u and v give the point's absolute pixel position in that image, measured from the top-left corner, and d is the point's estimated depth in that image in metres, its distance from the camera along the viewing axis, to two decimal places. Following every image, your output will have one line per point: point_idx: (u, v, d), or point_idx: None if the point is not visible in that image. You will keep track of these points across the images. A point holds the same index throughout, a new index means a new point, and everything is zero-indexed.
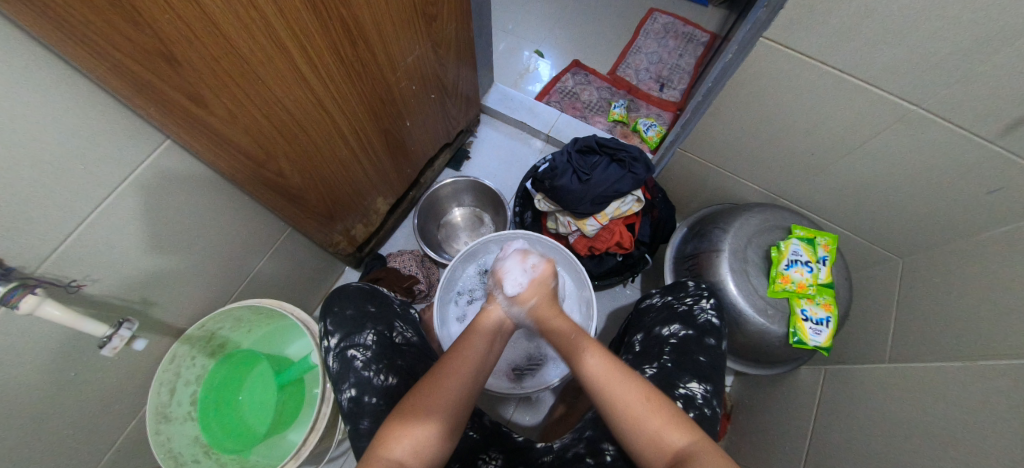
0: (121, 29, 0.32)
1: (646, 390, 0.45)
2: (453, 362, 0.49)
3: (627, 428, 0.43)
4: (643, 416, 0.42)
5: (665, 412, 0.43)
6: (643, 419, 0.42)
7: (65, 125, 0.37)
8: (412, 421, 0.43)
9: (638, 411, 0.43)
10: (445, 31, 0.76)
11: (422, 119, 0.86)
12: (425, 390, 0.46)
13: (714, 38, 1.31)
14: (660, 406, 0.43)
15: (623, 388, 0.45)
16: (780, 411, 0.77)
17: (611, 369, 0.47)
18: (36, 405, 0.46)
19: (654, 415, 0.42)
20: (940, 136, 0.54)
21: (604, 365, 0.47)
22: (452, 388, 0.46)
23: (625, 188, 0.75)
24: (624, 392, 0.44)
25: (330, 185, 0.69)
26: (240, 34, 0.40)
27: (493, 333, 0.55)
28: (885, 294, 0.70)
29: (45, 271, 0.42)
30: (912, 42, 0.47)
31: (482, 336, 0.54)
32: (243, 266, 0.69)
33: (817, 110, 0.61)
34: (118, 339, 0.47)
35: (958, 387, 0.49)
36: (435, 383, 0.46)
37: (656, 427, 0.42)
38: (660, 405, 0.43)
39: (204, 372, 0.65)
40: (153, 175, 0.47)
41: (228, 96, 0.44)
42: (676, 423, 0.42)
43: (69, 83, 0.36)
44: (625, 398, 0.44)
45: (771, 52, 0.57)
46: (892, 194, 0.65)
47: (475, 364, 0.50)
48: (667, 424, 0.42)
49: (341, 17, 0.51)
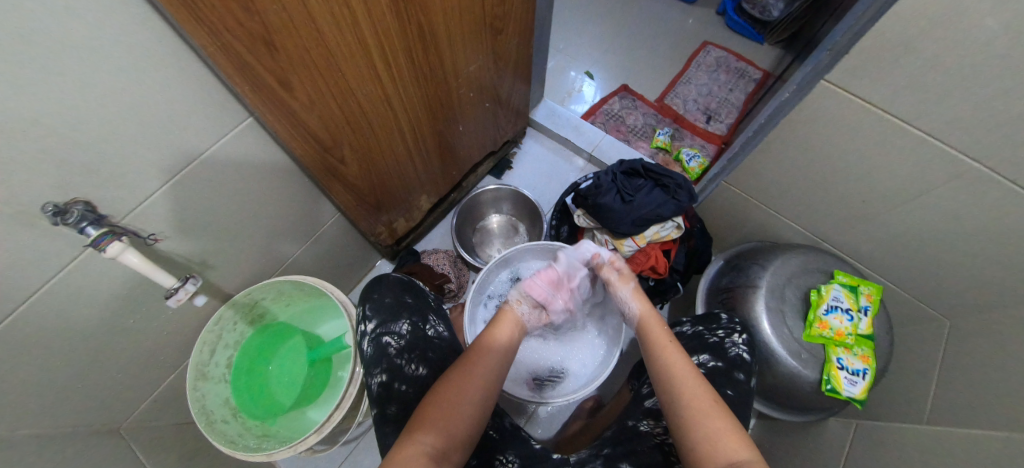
0: (238, 15, 0.35)
1: (713, 397, 0.46)
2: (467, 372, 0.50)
3: (688, 423, 0.44)
4: (707, 417, 0.44)
5: (728, 420, 0.44)
6: (705, 419, 0.44)
7: (174, 94, 0.41)
8: (427, 424, 0.44)
9: (703, 411, 0.45)
10: (507, 44, 0.79)
11: (474, 125, 0.89)
12: (439, 400, 0.47)
13: (767, 76, 1.31)
14: (723, 415, 0.44)
15: (692, 386, 0.47)
16: (803, 462, 0.74)
17: (686, 366, 0.49)
18: (98, 343, 0.50)
19: (718, 418, 0.44)
20: (1003, 196, 0.53)
21: (679, 362, 0.50)
22: (466, 400, 0.47)
23: (666, 213, 0.75)
24: (692, 389, 0.47)
25: (382, 178, 0.73)
26: (330, 27, 0.44)
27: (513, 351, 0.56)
28: (929, 354, 0.67)
29: (129, 222, 0.46)
30: (981, 99, 0.47)
31: (497, 352, 0.53)
32: (294, 243, 0.73)
33: (874, 157, 0.60)
34: (184, 293, 0.51)
35: (1001, 459, 0.46)
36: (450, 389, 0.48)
37: (716, 430, 0.43)
38: (725, 413, 0.45)
39: (242, 338, 0.69)
40: (234, 147, 0.51)
41: (310, 83, 0.47)
42: (735, 435, 0.43)
43: (184, 56, 0.40)
44: (694, 396, 0.46)
45: (831, 95, 0.58)
46: (945, 250, 0.63)
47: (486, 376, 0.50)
48: (727, 432, 0.43)
49: (418, 21, 0.54)
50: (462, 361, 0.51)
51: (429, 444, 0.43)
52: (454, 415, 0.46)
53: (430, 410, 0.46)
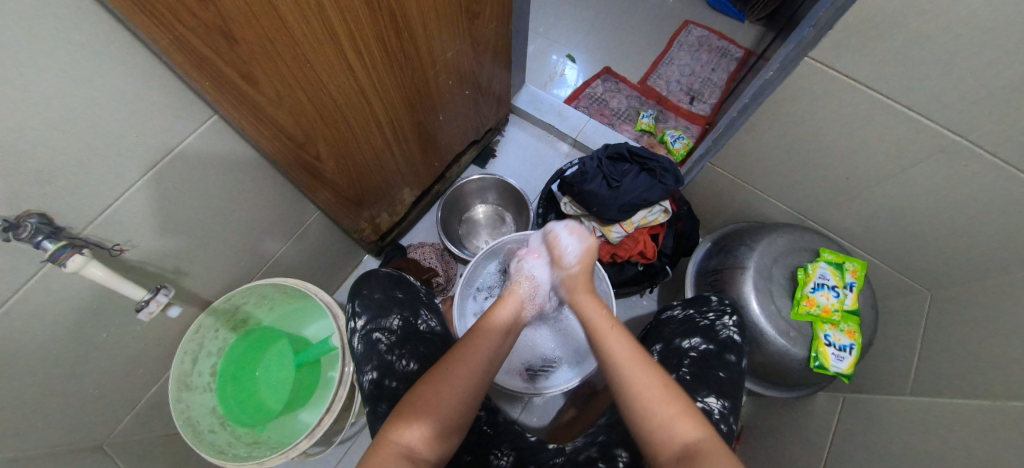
0: (188, 5, 0.33)
1: (661, 378, 0.46)
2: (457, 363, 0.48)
3: (641, 410, 0.44)
4: (658, 400, 0.44)
5: (679, 402, 0.44)
6: (655, 402, 0.44)
7: (126, 93, 0.38)
8: (404, 419, 0.43)
9: (651, 394, 0.44)
10: (486, 29, 0.76)
11: (455, 114, 0.87)
12: (426, 396, 0.45)
13: (749, 54, 1.30)
14: (673, 397, 0.44)
15: (640, 370, 0.47)
16: (791, 435, 0.76)
17: (632, 351, 0.50)
18: (68, 362, 0.48)
19: (670, 402, 0.44)
20: (985, 170, 0.53)
21: (626, 349, 0.50)
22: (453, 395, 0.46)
23: (653, 198, 0.74)
24: (639, 374, 0.46)
25: (361, 172, 0.70)
26: (294, 16, 0.41)
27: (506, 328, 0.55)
28: (912, 327, 0.68)
29: (90, 233, 0.43)
30: (966, 73, 0.46)
31: (491, 338, 0.53)
32: (272, 245, 0.71)
33: (859, 134, 0.60)
34: (155, 305, 0.49)
35: (987, 427, 0.47)
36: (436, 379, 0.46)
37: (668, 414, 0.43)
38: (676, 395, 0.44)
39: (225, 345, 0.67)
40: (199, 148, 0.48)
41: (276, 76, 0.44)
42: (688, 416, 0.42)
43: (133, 53, 0.37)
44: (643, 377, 0.46)
45: (816, 73, 0.57)
46: (927, 225, 0.64)
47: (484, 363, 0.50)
48: (680, 414, 0.43)
49: (390, 8, 0.51)
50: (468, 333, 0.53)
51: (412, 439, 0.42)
52: (439, 404, 0.44)
53: (412, 405, 0.44)
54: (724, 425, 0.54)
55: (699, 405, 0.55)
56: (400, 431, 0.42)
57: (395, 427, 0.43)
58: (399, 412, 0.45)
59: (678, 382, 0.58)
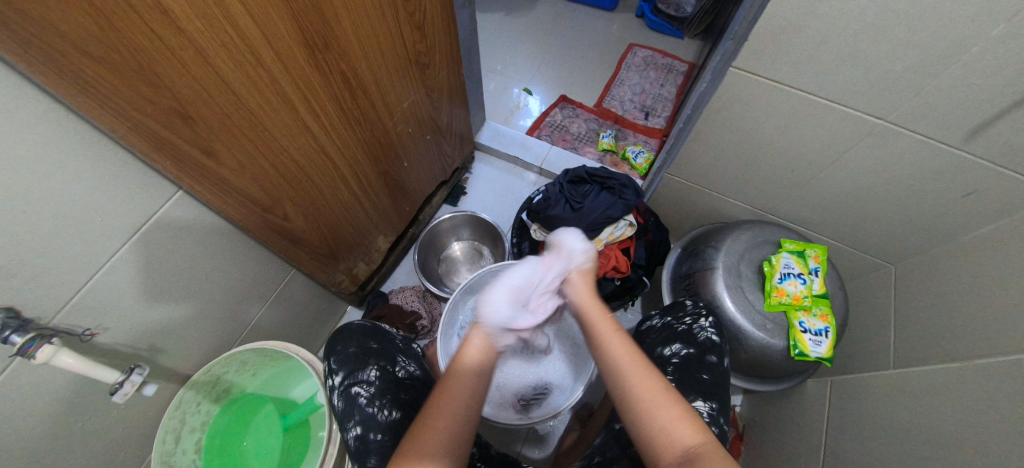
0: (141, 91, 0.36)
1: (661, 382, 0.45)
2: (445, 403, 0.47)
3: (641, 412, 0.43)
4: (657, 404, 0.43)
5: (679, 407, 0.43)
6: (656, 408, 0.43)
7: (89, 182, 0.40)
8: (408, 465, 0.42)
9: (653, 398, 0.44)
10: (438, 76, 0.82)
11: (419, 160, 0.91)
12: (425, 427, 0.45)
13: (692, 67, 1.40)
14: (673, 401, 0.44)
15: (640, 374, 0.46)
16: (791, 428, 0.75)
17: (632, 355, 0.49)
18: (44, 457, 0.47)
19: (669, 407, 0.43)
20: (909, 146, 0.58)
21: (625, 352, 0.49)
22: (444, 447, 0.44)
23: (616, 214, 0.78)
24: (641, 380, 0.45)
25: (332, 225, 0.72)
26: (249, 90, 0.44)
27: (478, 370, 0.52)
28: (882, 302, 0.71)
29: (59, 321, 0.44)
30: (870, 64, 0.51)
31: (463, 385, 0.50)
32: (250, 310, 0.71)
33: (791, 130, 0.65)
34: (130, 385, 0.49)
35: (964, 388, 0.49)
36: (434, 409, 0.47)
37: (667, 418, 0.42)
38: (676, 400, 0.44)
39: (208, 418, 0.65)
40: (165, 224, 0.50)
41: (237, 147, 0.47)
42: (689, 420, 0.42)
43: (92, 145, 0.39)
44: (643, 383, 0.45)
45: (741, 79, 0.61)
46: (873, 203, 0.68)
47: (467, 393, 0.49)
48: (678, 419, 0.42)
49: (341, 70, 0.55)
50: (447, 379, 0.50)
51: None
52: (435, 436, 0.44)
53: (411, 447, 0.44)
54: (715, 427, 0.54)
55: None
56: None
57: None
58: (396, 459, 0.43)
59: None
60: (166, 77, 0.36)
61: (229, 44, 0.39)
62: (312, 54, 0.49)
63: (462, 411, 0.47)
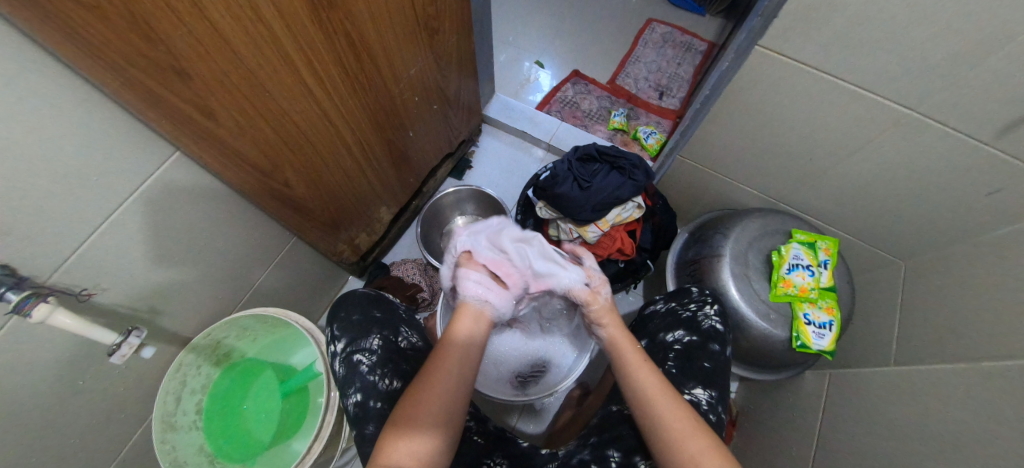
0: (136, 46, 0.33)
1: (690, 414, 0.46)
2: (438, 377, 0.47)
3: (671, 444, 0.44)
4: (685, 436, 0.44)
5: (707, 437, 0.44)
6: (684, 440, 0.43)
7: (82, 138, 0.39)
8: (405, 431, 0.43)
9: (682, 430, 0.44)
10: (447, 43, 0.78)
11: (425, 129, 0.88)
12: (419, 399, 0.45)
13: (711, 47, 1.34)
14: (702, 433, 0.44)
15: (668, 407, 0.46)
16: (785, 417, 0.76)
17: (662, 387, 0.48)
18: (45, 413, 0.47)
19: (698, 438, 0.43)
20: (937, 139, 0.55)
21: (655, 382, 0.49)
22: (439, 426, 0.44)
23: (625, 195, 0.76)
24: (669, 411, 0.46)
25: (333, 194, 0.70)
26: (248, 48, 0.41)
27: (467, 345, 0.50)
28: (890, 298, 0.70)
29: (56, 280, 0.43)
30: (906, 49, 0.48)
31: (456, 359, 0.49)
32: (250, 276, 0.70)
33: (814, 117, 0.62)
34: (128, 347, 0.49)
35: (966, 390, 0.48)
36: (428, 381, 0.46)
37: (695, 449, 0.43)
38: (705, 431, 0.44)
39: (208, 381, 0.66)
40: (163, 184, 0.48)
41: (237, 109, 0.45)
42: (717, 452, 0.43)
43: (84, 99, 0.37)
44: (672, 416, 0.45)
45: (767, 59, 0.58)
46: (891, 197, 0.66)
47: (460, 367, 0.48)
48: (707, 450, 0.43)
49: (346, 31, 0.52)
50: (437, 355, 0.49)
51: (415, 447, 0.43)
52: (433, 409, 0.45)
53: (409, 414, 0.44)
54: (713, 415, 0.54)
55: (686, 398, 0.55)
56: (397, 443, 0.42)
57: (396, 442, 0.43)
58: (393, 423, 0.44)
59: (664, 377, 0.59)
60: (161, 30, 0.34)
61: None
62: (316, 12, 0.46)
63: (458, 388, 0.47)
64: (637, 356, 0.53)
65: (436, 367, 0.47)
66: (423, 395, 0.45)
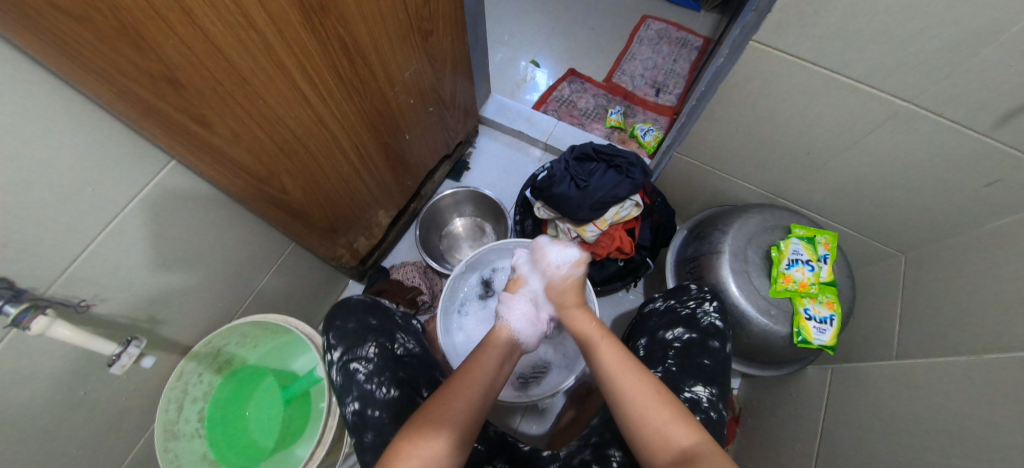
0: (128, 55, 0.33)
1: (654, 385, 0.46)
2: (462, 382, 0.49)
3: (638, 416, 0.44)
4: (652, 406, 0.44)
5: (673, 408, 0.44)
6: (650, 409, 0.43)
7: (76, 150, 0.39)
8: (422, 433, 0.43)
9: (647, 401, 0.44)
10: (441, 45, 0.78)
11: (422, 132, 0.88)
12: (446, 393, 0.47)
13: (707, 42, 1.33)
14: (667, 403, 0.44)
15: (633, 379, 0.47)
16: (788, 413, 0.76)
17: (623, 362, 0.49)
18: (47, 425, 0.47)
19: (664, 408, 0.44)
20: (934, 131, 0.55)
21: (617, 359, 0.49)
22: (461, 419, 0.45)
23: (623, 194, 0.76)
24: (633, 382, 0.46)
25: (331, 199, 0.70)
26: (242, 55, 0.41)
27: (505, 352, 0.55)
28: (891, 292, 0.70)
29: (54, 292, 0.43)
30: (901, 42, 0.48)
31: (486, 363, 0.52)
32: (250, 282, 0.70)
33: (811, 112, 0.62)
34: (127, 357, 0.48)
35: (968, 382, 0.48)
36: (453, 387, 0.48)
37: (662, 420, 0.43)
38: (670, 400, 0.44)
39: (210, 388, 0.66)
40: (159, 194, 0.48)
41: (231, 116, 0.45)
42: (683, 421, 0.43)
43: (77, 112, 0.37)
44: (636, 386, 0.46)
45: (762, 55, 0.58)
46: (890, 190, 0.66)
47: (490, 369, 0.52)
48: (674, 421, 0.43)
49: (340, 36, 0.52)
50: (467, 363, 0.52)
51: (432, 445, 0.42)
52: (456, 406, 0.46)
53: (429, 409, 0.45)
54: (714, 412, 0.54)
55: (687, 395, 0.55)
56: (416, 436, 0.42)
57: (413, 434, 0.43)
58: (411, 422, 0.45)
59: (665, 374, 0.58)
60: (153, 40, 0.34)
61: (221, 5, 0.36)
62: (308, 17, 0.46)
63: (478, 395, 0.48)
64: (598, 334, 0.54)
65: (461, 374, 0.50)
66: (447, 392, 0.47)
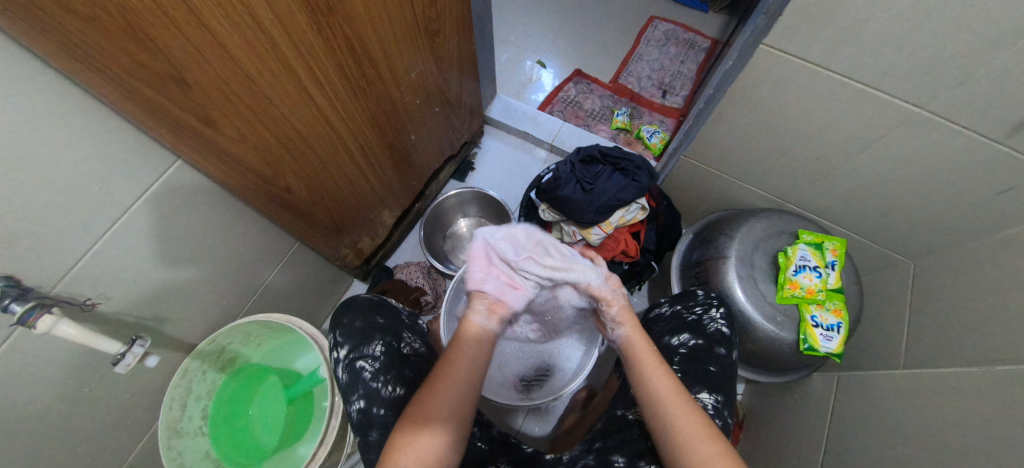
0: (134, 56, 0.33)
1: (703, 419, 0.45)
2: (451, 374, 0.47)
3: (681, 447, 0.43)
4: (697, 441, 0.43)
5: (718, 443, 0.43)
6: (695, 443, 0.43)
7: (87, 149, 0.39)
8: (417, 428, 0.43)
9: (694, 436, 0.43)
10: (448, 45, 0.77)
11: (427, 132, 0.87)
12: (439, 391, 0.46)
13: (715, 44, 1.32)
14: (713, 438, 0.43)
15: (681, 410, 0.45)
16: (793, 419, 0.76)
17: (674, 388, 0.47)
18: (52, 421, 0.47)
19: (709, 444, 0.43)
20: (947, 138, 0.54)
21: (667, 385, 0.48)
22: (453, 423, 0.45)
23: (629, 197, 0.75)
24: (682, 416, 0.45)
25: (336, 199, 0.70)
26: (248, 55, 0.41)
27: (482, 344, 0.50)
28: (899, 300, 0.69)
29: (60, 290, 0.43)
30: (913, 47, 0.47)
31: (473, 352, 0.49)
32: (254, 282, 0.71)
33: (820, 117, 0.61)
34: (132, 357, 0.50)
35: (976, 393, 0.48)
36: (450, 380, 0.46)
37: (708, 455, 0.42)
38: (717, 435, 0.44)
39: (214, 386, 0.67)
40: (167, 192, 0.48)
41: (237, 116, 0.45)
42: (730, 458, 0.42)
43: (86, 110, 0.37)
44: (683, 420, 0.44)
45: (772, 59, 0.57)
46: (899, 197, 0.65)
47: (476, 359, 0.49)
48: (720, 456, 0.42)
49: (346, 35, 0.52)
50: (452, 352, 0.49)
51: (427, 445, 0.43)
52: (450, 401, 0.45)
53: (422, 410, 0.45)
54: (719, 419, 0.54)
55: None
56: (411, 440, 0.42)
57: (405, 438, 0.43)
58: (407, 419, 0.44)
59: None
60: (159, 40, 0.34)
61: (226, 4, 0.36)
62: (315, 16, 0.45)
63: (472, 385, 0.47)
64: (649, 354, 0.51)
65: (449, 368, 0.47)
66: (440, 384, 0.46)
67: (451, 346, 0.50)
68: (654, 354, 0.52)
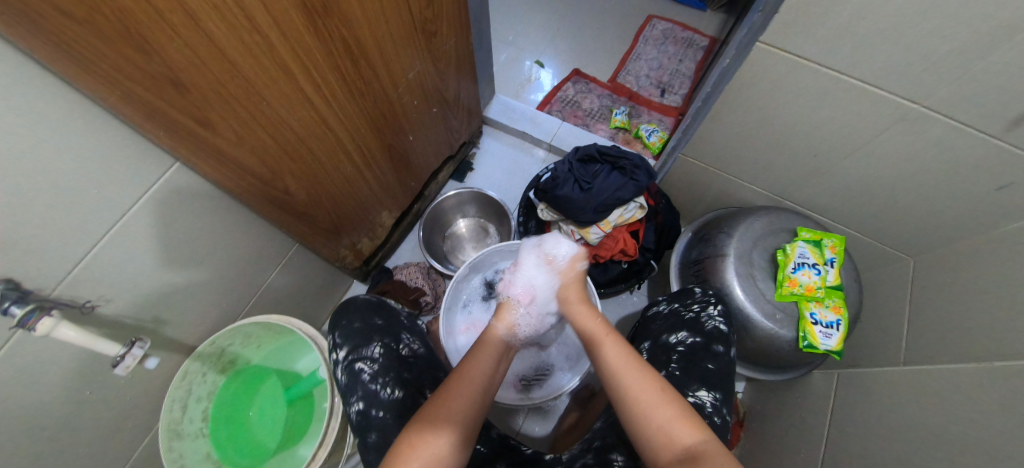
0: (133, 59, 0.33)
1: (657, 382, 0.46)
2: (465, 374, 0.50)
3: (640, 415, 0.43)
4: (654, 404, 0.43)
5: (675, 406, 0.43)
6: (653, 407, 0.43)
7: (85, 152, 0.39)
8: (427, 430, 0.44)
9: (651, 400, 0.44)
10: (445, 45, 0.78)
11: (425, 133, 0.87)
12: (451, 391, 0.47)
13: (713, 42, 1.32)
14: (669, 400, 0.44)
15: (636, 376, 0.46)
16: (794, 417, 0.75)
17: (628, 356, 0.48)
18: (53, 423, 0.47)
19: (666, 407, 0.43)
20: (945, 134, 0.54)
21: (622, 355, 0.49)
22: (461, 422, 0.45)
23: (627, 196, 0.75)
24: (637, 381, 0.45)
25: (335, 200, 0.70)
26: (246, 58, 0.41)
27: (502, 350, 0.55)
28: (899, 296, 0.69)
29: (60, 293, 0.43)
30: (910, 43, 0.47)
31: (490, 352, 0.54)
32: (253, 283, 0.71)
33: (818, 114, 0.61)
34: (131, 358, 0.50)
35: (976, 389, 0.48)
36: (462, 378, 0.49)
37: (667, 419, 0.42)
38: (673, 397, 0.44)
39: (214, 388, 0.67)
40: (165, 195, 0.49)
41: (235, 119, 0.45)
42: (686, 420, 0.43)
43: (83, 113, 0.37)
44: (639, 385, 0.45)
45: (769, 56, 0.57)
46: (898, 194, 0.65)
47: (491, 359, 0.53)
48: (677, 419, 0.42)
49: (343, 37, 0.52)
50: (471, 354, 0.53)
51: (435, 444, 0.43)
52: (461, 401, 0.47)
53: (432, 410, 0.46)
54: (718, 417, 0.54)
55: (691, 400, 0.55)
56: (420, 440, 0.43)
57: (412, 438, 0.43)
58: (416, 422, 0.45)
59: (668, 378, 0.58)
60: (157, 44, 0.34)
61: (224, 8, 0.36)
62: (313, 19, 0.46)
63: (481, 383, 0.50)
64: (603, 329, 0.53)
65: (464, 371, 0.50)
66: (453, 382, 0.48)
67: (475, 348, 0.55)
68: (608, 326, 0.53)
